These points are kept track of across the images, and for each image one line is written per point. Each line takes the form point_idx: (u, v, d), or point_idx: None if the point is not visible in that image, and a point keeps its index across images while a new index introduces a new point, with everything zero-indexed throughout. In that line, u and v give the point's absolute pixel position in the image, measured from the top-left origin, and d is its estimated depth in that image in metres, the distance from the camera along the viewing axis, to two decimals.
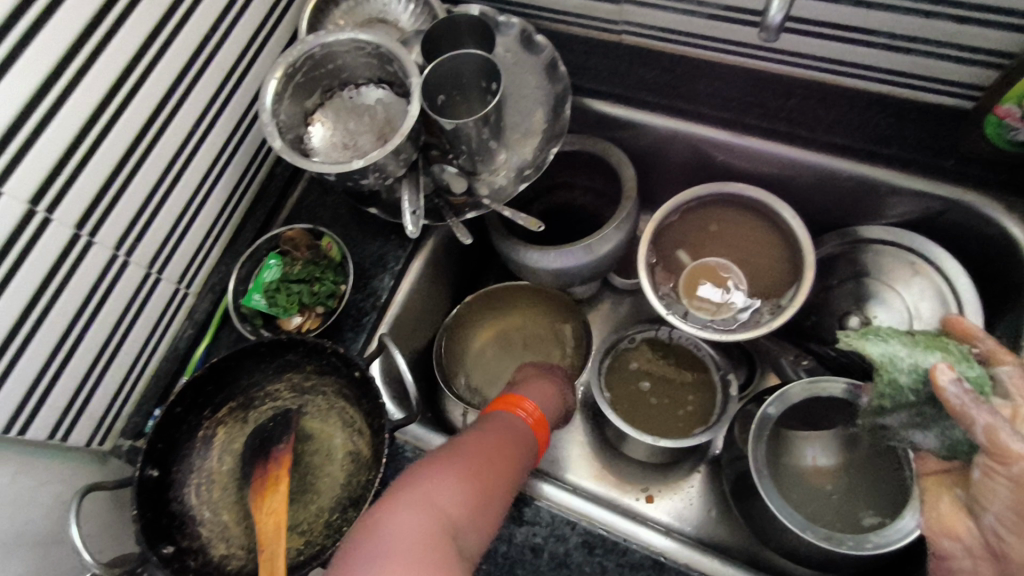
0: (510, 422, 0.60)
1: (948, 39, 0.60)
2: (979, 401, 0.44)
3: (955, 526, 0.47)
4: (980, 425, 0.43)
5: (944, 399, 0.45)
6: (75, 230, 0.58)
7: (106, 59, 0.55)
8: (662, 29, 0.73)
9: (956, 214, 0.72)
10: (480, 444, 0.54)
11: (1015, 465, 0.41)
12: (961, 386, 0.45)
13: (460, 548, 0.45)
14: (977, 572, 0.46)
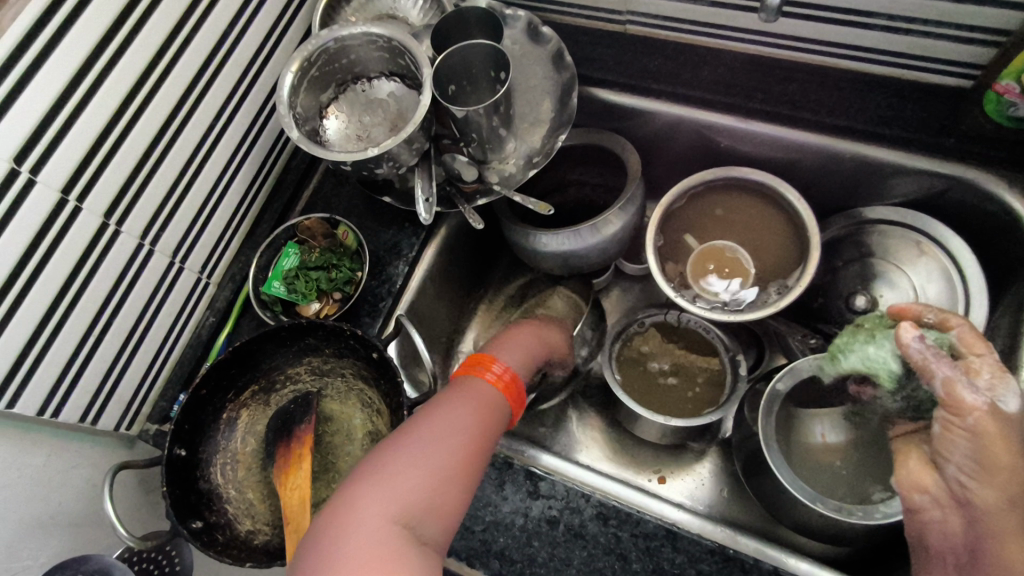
0: (476, 388, 0.57)
1: (945, 19, 0.62)
2: (939, 354, 0.50)
3: (922, 480, 0.53)
4: (939, 379, 0.49)
5: (908, 354, 0.51)
6: (104, 219, 0.61)
7: (132, 54, 0.58)
8: (665, 17, 0.75)
9: (958, 192, 0.73)
10: (445, 420, 0.52)
11: (968, 416, 0.48)
12: (923, 342, 0.51)
13: (425, 538, 0.45)
14: (945, 521, 0.52)
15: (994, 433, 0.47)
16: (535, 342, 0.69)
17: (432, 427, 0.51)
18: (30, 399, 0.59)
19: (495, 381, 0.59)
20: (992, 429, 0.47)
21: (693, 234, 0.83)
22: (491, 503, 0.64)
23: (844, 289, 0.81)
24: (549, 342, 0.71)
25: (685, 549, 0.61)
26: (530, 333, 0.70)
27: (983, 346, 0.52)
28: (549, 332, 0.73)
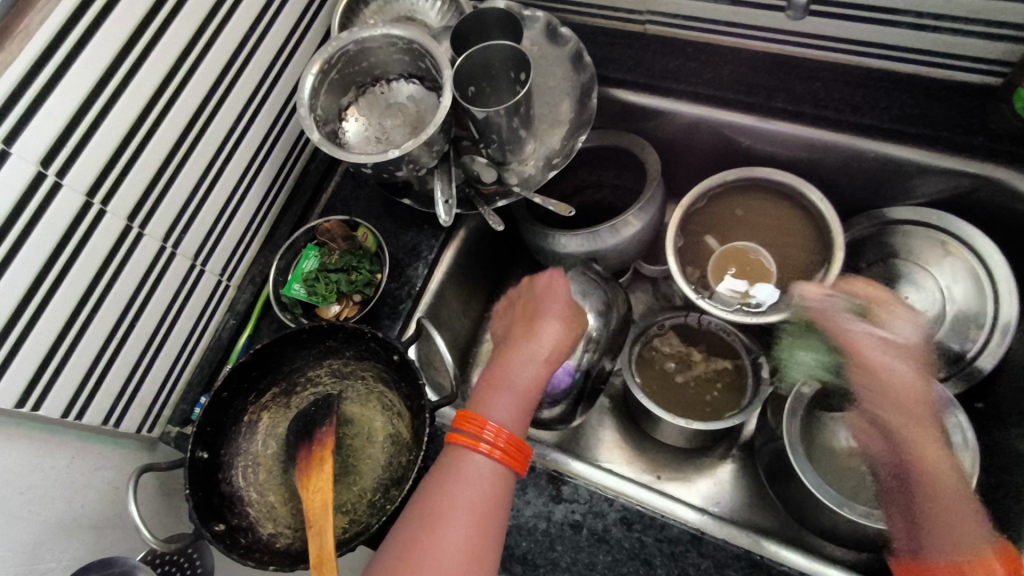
0: (468, 472, 0.53)
1: (973, 15, 0.61)
2: (832, 303, 0.61)
3: (858, 423, 0.60)
4: (828, 324, 0.59)
5: (812, 308, 0.62)
6: (127, 222, 0.61)
7: (156, 57, 0.58)
8: (686, 16, 0.74)
9: (986, 192, 0.72)
10: (447, 508, 0.52)
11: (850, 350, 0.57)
12: (821, 297, 0.62)
13: None
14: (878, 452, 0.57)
15: (870, 358, 0.55)
16: (537, 369, 0.59)
17: (435, 524, 0.51)
18: (54, 402, 0.59)
19: (489, 454, 0.54)
20: (870, 355, 0.55)
21: (713, 235, 0.82)
22: (514, 508, 0.64)
23: None
24: (552, 352, 0.60)
25: (711, 555, 0.60)
26: (532, 362, 0.59)
27: (871, 287, 0.59)
28: (545, 334, 0.60)
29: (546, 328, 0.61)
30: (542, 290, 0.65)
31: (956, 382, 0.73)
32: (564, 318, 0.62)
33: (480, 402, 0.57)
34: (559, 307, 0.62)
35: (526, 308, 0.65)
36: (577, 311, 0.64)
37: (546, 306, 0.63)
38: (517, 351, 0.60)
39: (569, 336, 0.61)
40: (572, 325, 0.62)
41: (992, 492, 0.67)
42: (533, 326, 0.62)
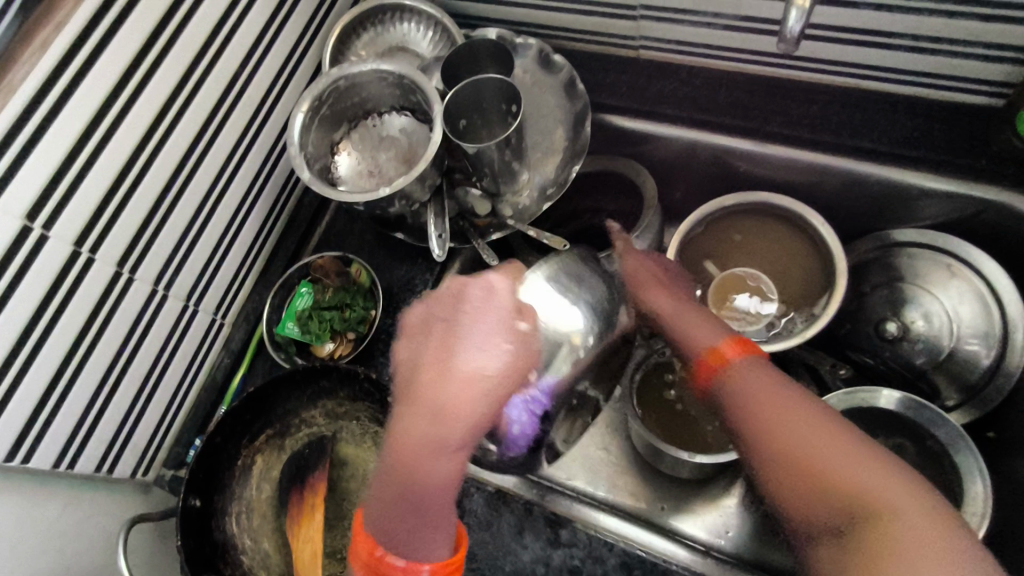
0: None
1: (975, 38, 0.59)
2: None
3: None
4: None
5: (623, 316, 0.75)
6: (117, 267, 0.60)
7: (145, 101, 0.57)
8: (678, 41, 0.73)
9: (993, 215, 0.70)
10: None
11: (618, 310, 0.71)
12: None
13: None
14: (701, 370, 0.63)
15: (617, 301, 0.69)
16: (462, 444, 0.48)
17: None
18: (45, 453, 0.58)
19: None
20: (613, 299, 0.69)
21: (713, 260, 0.80)
22: (512, 552, 0.65)
23: (873, 316, 0.76)
24: (483, 415, 0.48)
25: None
26: (456, 439, 0.47)
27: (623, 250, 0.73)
28: (474, 396, 0.48)
29: (473, 386, 0.48)
30: (473, 316, 0.50)
31: (966, 411, 0.72)
32: (503, 366, 0.49)
33: (389, 507, 0.46)
34: (498, 349, 0.49)
35: (444, 350, 0.50)
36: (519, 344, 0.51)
37: (477, 349, 0.49)
38: (436, 424, 0.47)
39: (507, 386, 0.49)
40: (513, 368, 0.50)
41: (1005, 527, 0.65)
42: (457, 381, 0.48)
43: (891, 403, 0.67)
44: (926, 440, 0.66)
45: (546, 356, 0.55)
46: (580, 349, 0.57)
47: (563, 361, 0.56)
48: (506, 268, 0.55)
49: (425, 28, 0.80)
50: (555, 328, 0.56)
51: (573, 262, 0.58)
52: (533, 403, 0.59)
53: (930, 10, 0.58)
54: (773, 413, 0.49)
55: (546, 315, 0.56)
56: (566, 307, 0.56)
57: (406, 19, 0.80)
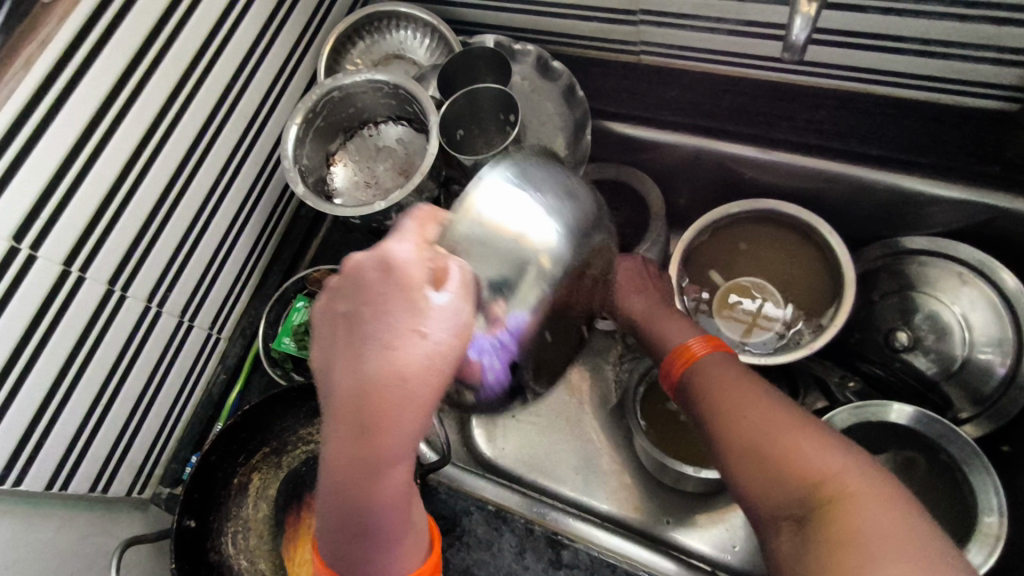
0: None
1: (989, 43, 0.57)
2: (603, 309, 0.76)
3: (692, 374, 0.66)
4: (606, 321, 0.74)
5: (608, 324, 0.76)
6: (108, 286, 0.59)
7: (133, 117, 0.56)
8: (675, 46, 0.71)
9: (1008, 222, 0.68)
10: None
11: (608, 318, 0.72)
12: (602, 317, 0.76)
13: None
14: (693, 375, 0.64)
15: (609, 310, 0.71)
16: (402, 464, 0.38)
17: None
18: (37, 476, 0.57)
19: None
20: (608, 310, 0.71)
21: (719, 268, 0.78)
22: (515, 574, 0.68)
23: (883, 324, 0.74)
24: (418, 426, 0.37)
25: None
26: (393, 466, 0.37)
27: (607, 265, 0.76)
28: (400, 415, 0.36)
29: (397, 402, 0.36)
30: (375, 308, 0.37)
31: (983, 423, 0.69)
32: (426, 369, 0.36)
33: (341, 544, 0.40)
34: (415, 345, 0.36)
35: (354, 352, 0.37)
36: (445, 334, 0.37)
37: (387, 347, 0.36)
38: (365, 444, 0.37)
39: (440, 381, 0.37)
40: (443, 363, 0.37)
41: (1017, 544, 0.64)
42: (372, 402, 0.36)
43: (904, 417, 0.65)
44: (939, 453, 0.65)
45: (510, 280, 0.43)
46: (552, 272, 0.45)
47: (530, 288, 0.44)
48: (409, 221, 0.40)
49: (422, 35, 0.78)
50: (521, 241, 0.44)
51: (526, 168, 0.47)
52: (504, 345, 0.44)
53: (941, 13, 0.56)
54: (739, 403, 0.51)
55: (508, 224, 0.43)
56: (534, 215, 0.45)
57: (402, 27, 0.79)
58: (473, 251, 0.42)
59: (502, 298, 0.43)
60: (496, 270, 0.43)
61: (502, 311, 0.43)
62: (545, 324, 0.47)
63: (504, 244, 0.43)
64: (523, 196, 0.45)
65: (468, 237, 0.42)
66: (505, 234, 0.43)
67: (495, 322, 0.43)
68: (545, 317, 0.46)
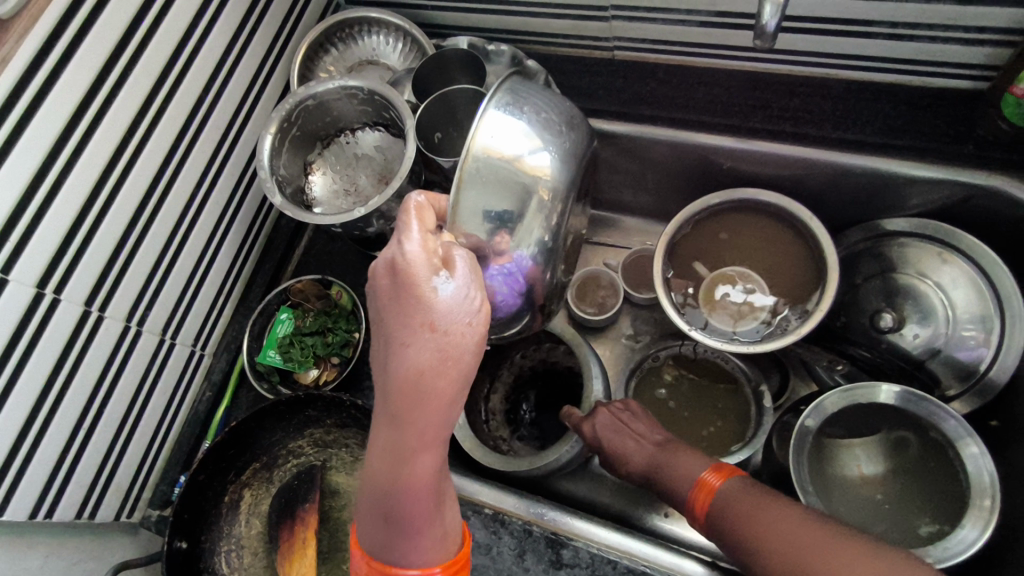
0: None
1: (953, 23, 0.58)
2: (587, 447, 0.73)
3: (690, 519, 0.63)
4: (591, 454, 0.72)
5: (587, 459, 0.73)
6: (85, 307, 0.58)
7: (102, 134, 0.55)
8: (649, 41, 0.72)
9: (982, 200, 0.68)
10: None
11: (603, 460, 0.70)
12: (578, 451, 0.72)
13: None
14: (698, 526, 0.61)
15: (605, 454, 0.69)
16: (430, 447, 0.40)
17: None
18: (19, 504, 0.56)
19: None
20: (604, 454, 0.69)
21: (702, 260, 0.79)
22: None
23: (868, 307, 0.74)
24: (441, 413, 0.39)
25: None
26: (419, 452, 0.39)
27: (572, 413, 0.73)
28: (422, 399, 0.38)
29: (419, 394, 0.38)
30: (392, 304, 0.39)
31: (969, 400, 0.69)
32: (439, 359, 0.38)
33: (376, 534, 0.40)
34: (426, 337, 0.38)
35: (378, 354, 0.40)
36: (455, 323, 0.39)
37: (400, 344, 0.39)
38: (393, 431, 0.39)
39: (459, 367, 0.39)
40: (457, 350, 0.39)
41: (1008, 520, 0.64)
42: (398, 388, 0.38)
43: (892, 397, 0.65)
44: (929, 432, 0.65)
45: (512, 210, 0.48)
46: (550, 199, 0.49)
47: (534, 216, 0.48)
48: (410, 211, 0.41)
49: (394, 40, 0.78)
50: (523, 169, 0.48)
51: (509, 95, 0.50)
52: (513, 275, 0.49)
53: None
54: (759, 517, 0.54)
55: (508, 153, 0.47)
56: (532, 143, 0.48)
57: (374, 32, 0.78)
58: (479, 182, 0.46)
59: (507, 228, 0.47)
60: (504, 203, 0.47)
61: (507, 243, 0.48)
62: (548, 264, 0.51)
63: (508, 174, 0.47)
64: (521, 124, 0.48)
65: (477, 169, 0.46)
66: (504, 159, 0.47)
67: (500, 253, 0.48)
68: (547, 252, 0.51)
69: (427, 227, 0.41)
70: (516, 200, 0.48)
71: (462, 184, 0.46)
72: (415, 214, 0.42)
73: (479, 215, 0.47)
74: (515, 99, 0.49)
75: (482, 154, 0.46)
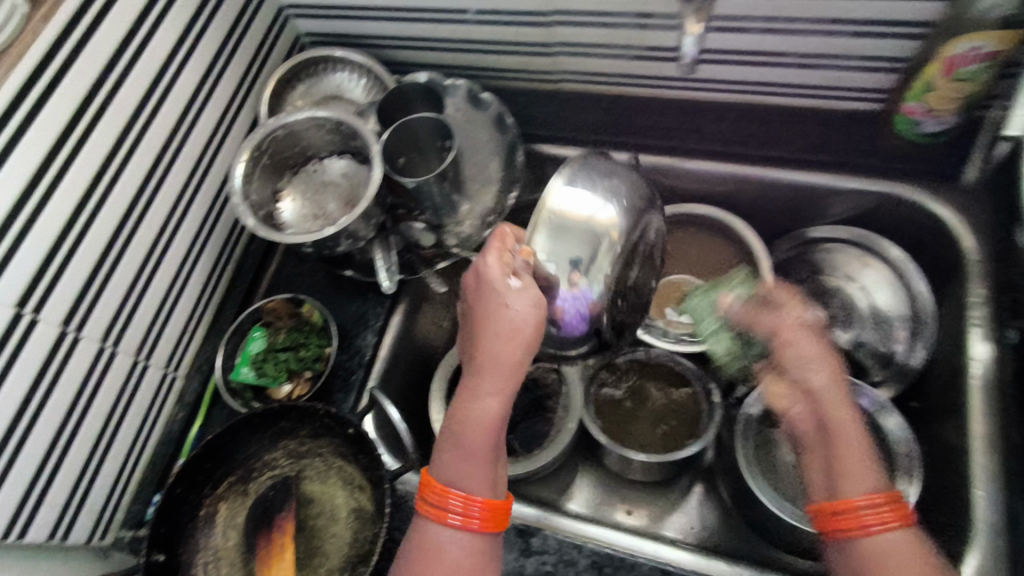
0: (443, 552, 0.51)
1: (846, 53, 0.67)
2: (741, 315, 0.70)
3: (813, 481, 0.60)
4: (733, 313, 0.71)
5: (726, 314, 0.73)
6: (62, 327, 0.60)
7: (82, 162, 0.59)
8: (591, 73, 0.80)
9: (888, 208, 0.77)
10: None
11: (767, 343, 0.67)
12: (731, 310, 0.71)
13: None
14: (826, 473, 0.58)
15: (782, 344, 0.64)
16: (495, 395, 0.53)
17: None
18: None
19: (462, 502, 0.51)
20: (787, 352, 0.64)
21: None
22: None
23: None
24: (506, 369, 0.53)
25: None
26: (488, 398, 0.53)
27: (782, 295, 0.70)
28: (494, 354, 0.53)
29: (492, 355, 0.54)
30: (478, 293, 0.56)
31: (891, 385, 0.75)
32: (508, 328, 0.53)
33: (447, 466, 0.53)
34: (500, 313, 0.53)
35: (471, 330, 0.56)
36: (519, 306, 0.53)
37: (484, 319, 0.54)
38: (473, 378, 0.54)
39: (523, 337, 0.53)
40: (520, 326, 0.53)
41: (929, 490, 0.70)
42: (479, 345, 0.54)
43: None
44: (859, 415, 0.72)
45: (584, 256, 0.55)
46: (618, 244, 0.57)
47: (603, 259, 0.56)
48: (496, 233, 0.56)
49: (357, 76, 0.84)
50: (593, 224, 0.56)
51: (582, 164, 0.58)
52: (583, 303, 0.56)
53: (805, 31, 0.65)
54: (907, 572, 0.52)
55: (581, 213, 0.55)
56: (601, 202, 0.56)
57: (339, 70, 0.84)
58: (557, 234, 0.55)
59: (579, 270, 0.55)
60: (578, 251, 0.55)
61: (579, 279, 0.55)
62: (611, 300, 0.57)
63: (580, 228, 0.55)
64: (588, 189, 0.57)
65: (552, 226, 0.55)
66: (577, 218, 0.55)
67: (573, 283, 0.55)
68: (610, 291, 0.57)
69: (508, 244, 0.56)
70: (587, 249, 0.55)
71: (537, 233, 0.55)
72: (499, 237, 0.56)
73: (556, 261, 0.55)
74: (582, 171, 0.58)
75: (556, 213, 0.55)
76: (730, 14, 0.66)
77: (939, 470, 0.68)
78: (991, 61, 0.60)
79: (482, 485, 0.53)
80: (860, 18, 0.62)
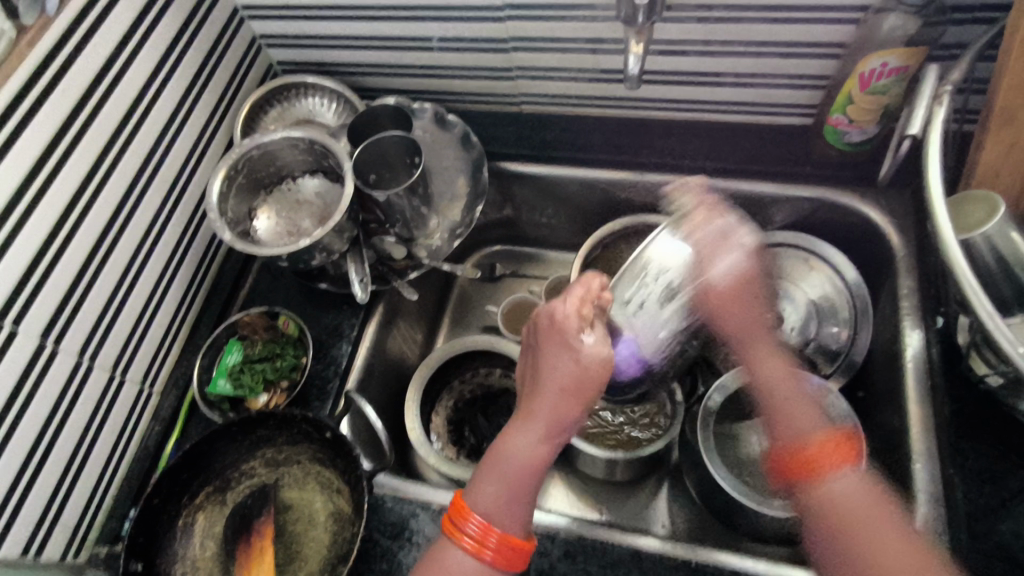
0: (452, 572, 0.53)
1: (775, 72, 0.74)
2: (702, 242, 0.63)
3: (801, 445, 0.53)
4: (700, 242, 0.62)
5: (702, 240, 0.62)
6: (41, 341, 0.61)
7: (62, 180, 0.61)
8: (549, 95, 0.86)
9: (825, 213, 0.83)
10: None
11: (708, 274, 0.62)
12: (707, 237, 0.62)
13: None
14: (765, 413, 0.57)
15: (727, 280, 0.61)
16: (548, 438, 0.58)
17: None
18: None
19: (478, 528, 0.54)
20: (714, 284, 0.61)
21: None
22: None
23: None
24: (562, 416, 0.58)
25: (651, 570, 0.64)
26: (540, 439, 0.58)
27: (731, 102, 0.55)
28: (556, 397, 0.59)
29: (547, 396, 0.59)
30: (551, 333, 0.62)
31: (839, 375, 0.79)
32: (575, 375, 0.59)
33: (484, 494, 0.56)
34: (571, 359, 0.59)
35: (534, 368, 0.62)
36: (591, 358, 0.59)
37: (554, 361, 0.60)
38: (528, 416, 0.59)
39: (587, 389, 0.59)
40: (588, 377, 0.59)
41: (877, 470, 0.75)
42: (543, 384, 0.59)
43: None
44: None
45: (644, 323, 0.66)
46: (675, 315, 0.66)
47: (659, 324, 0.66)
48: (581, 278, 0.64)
49: (328, 101, 0.88)
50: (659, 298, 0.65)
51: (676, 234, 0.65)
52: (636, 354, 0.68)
53: (738, 52, 0.73)
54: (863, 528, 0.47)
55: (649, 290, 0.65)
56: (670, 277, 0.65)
57: (310, 95, 0.88)
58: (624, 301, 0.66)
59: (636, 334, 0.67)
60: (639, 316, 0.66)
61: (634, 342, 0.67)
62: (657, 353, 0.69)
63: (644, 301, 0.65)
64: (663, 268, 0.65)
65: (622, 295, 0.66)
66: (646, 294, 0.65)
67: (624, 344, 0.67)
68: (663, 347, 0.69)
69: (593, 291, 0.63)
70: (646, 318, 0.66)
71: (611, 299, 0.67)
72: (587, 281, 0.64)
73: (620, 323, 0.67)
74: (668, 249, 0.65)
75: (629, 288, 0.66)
76: (670, 38, 0.73)
77: (884, 450, 0.73)
78: (901, 76, 0.68)
79: (512, 524, 0.55)
80: (786, 40, 0.70)
